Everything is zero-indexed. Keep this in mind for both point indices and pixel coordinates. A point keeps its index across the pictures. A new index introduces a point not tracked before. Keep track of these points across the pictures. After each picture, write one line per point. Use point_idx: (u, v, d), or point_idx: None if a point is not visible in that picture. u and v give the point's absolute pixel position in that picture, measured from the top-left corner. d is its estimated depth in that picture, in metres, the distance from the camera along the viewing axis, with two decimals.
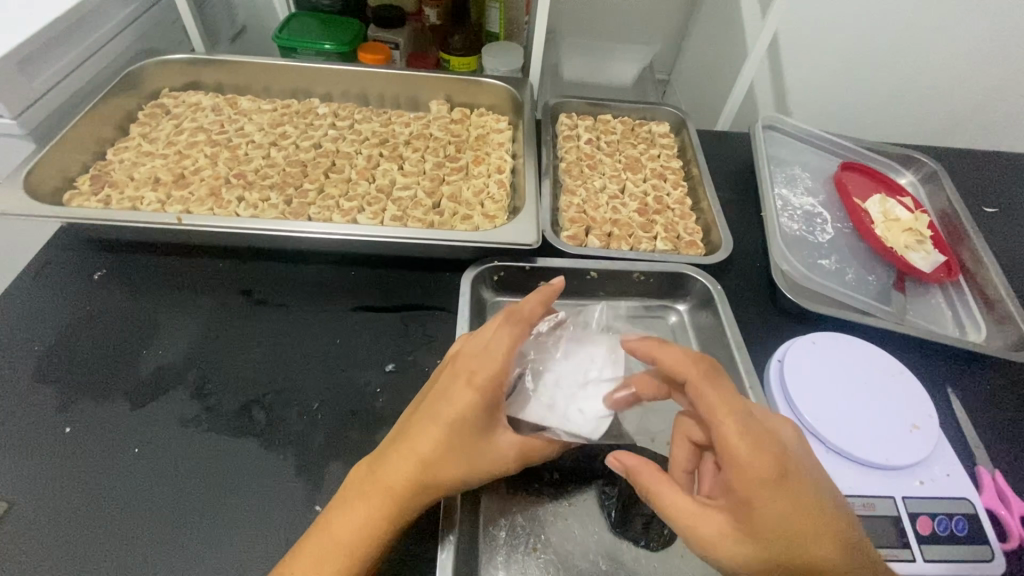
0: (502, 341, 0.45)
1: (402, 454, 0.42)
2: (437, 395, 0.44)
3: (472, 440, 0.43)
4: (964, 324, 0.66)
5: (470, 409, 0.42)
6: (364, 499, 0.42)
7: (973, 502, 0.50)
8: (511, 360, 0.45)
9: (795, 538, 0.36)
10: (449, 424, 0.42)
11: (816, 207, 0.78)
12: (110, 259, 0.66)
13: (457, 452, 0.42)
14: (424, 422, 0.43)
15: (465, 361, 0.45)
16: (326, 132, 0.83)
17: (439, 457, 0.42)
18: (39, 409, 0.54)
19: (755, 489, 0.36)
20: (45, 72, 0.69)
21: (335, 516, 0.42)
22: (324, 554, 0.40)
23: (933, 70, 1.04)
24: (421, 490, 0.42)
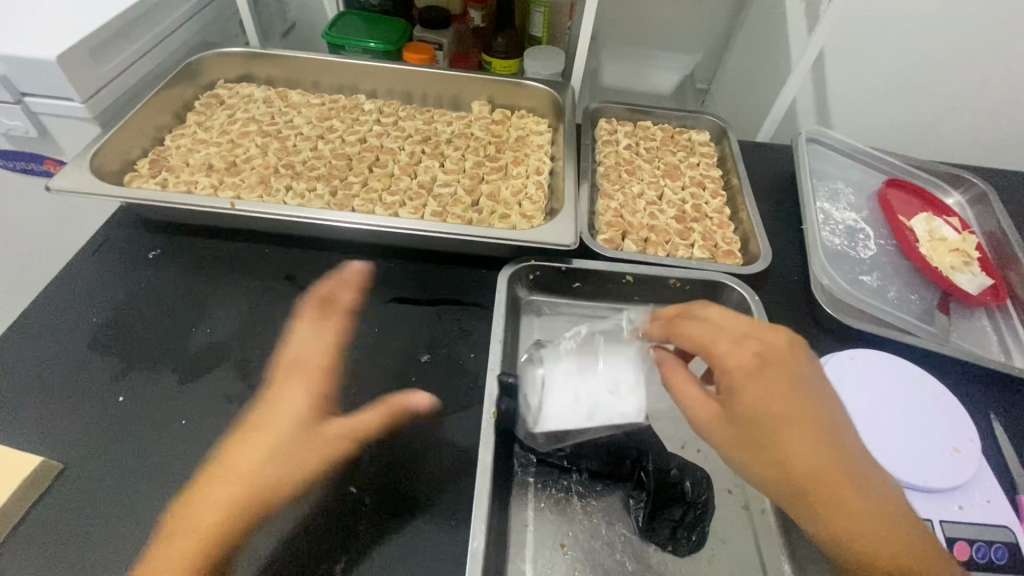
0: (422, 394, 0.55)
1: (251, 442, 0.48)
2: (273, 395, 0.52)
3: (294, 422, 0.49)
4: (1009, 348, 0.64)
5: (303, 399, 0.51)
6: (216, 483, 0.46)
7: (1013, 530, 0.49)
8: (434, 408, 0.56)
9: (776, 415, 0.39)
10: (283, 412, 0.50)
11: (858, 223, 0.76)
12: (164, 240, 0.69)
13: (271, 433, 0.48)
14: (262, 414, 0.51)
15: (289, 367, 0.54)
16: (371, 128, 0.85)
17: (265, 440, 0.48)
18: (95, 378, 0.56)
19: (740, 371, 0.41)
20: (112, 60, 0.73)
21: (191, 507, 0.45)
22: (186, 539, 0.43)
23: (986, 90, 1.01)
24: (256, 472, 0.46)
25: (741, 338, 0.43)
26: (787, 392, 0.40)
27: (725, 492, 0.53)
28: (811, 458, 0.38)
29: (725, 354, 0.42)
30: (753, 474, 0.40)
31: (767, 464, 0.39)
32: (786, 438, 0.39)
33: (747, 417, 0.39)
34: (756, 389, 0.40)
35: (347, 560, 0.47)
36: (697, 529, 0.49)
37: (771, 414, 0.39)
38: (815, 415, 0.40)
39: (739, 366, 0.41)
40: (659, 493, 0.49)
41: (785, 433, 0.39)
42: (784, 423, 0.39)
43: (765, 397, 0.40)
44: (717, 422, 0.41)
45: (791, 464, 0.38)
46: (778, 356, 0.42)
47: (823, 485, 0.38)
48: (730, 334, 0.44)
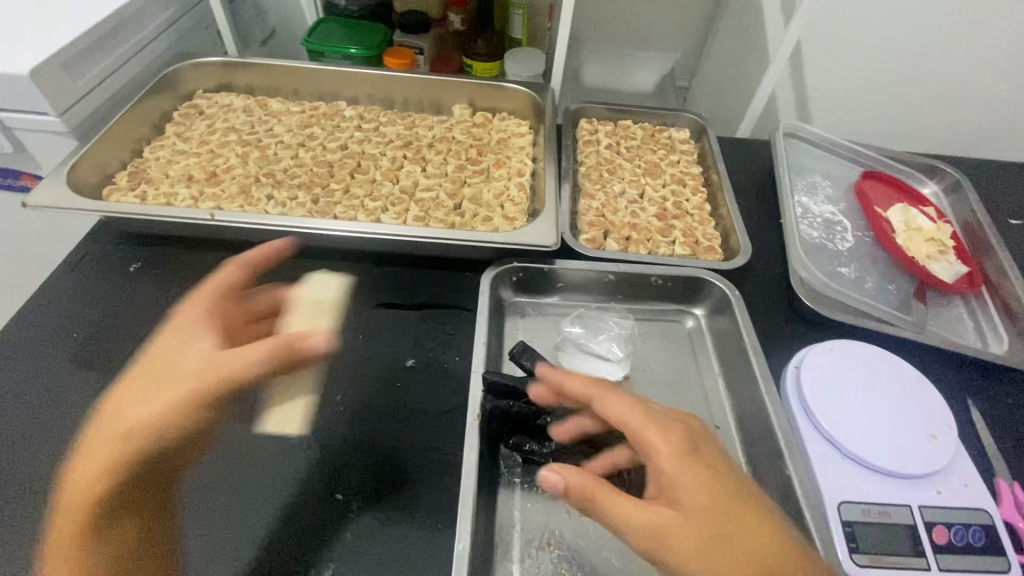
0: (146, 390, 0.43)
1: (112, 430, 0.42)
2: (159, 358, 0.44)
3: (180, 408, 0.42)
4: (985, 335, 0.66)
5: (186, 384, 0.42)
6: (93, 460, 0.41)
7: (990, 513, 0.50)
8: (192, 382, 0.42)
9: (715, 508, 0.40)
10: (162, 396, 0.42)
11: (836, 215, 0.77)
12: (144, 252, 0.69)
13: (168, 416, 0.41)
14: (133, 391, 0.43)
15: (140, 378, 0.43)
16: (352, 134, 0.85)
17: (145, 426, 0.41)
18: (78, 393, 0.56)
19: (675, 466, 0.41)
20: (87, 74, 0.72)
21: (123, 415, 0.42)
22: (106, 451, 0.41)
23: (960, 79, 1.03)
24: (131, 451, 0.41)
25: (688, 447, 0.42)
26: (718, 484, 0.41)
27: None
28: (768, 569, 0.39)
29: (674, 467, 0.41)
30: None
31: (732, 568, 0.38)
32: (738, 548, 0.39)
33: (696, 535, 0.39)
34: (705, 500, 0.40)
35: (334, 566, 0.47)
36: None
37: (710, 510, 0.40)
38: (746, 498, 0.42)
39: (669, 452, 0.42)
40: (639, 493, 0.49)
41: (736, 544, 0.39)
42: (735, 534, 0.39)
43: (703, 487, 0.40)
44: (675, 531, 0.39)
45: (755, 555, 0.39)
46: (711, 463, 0.43)
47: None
48: (668, 436, 0.43)
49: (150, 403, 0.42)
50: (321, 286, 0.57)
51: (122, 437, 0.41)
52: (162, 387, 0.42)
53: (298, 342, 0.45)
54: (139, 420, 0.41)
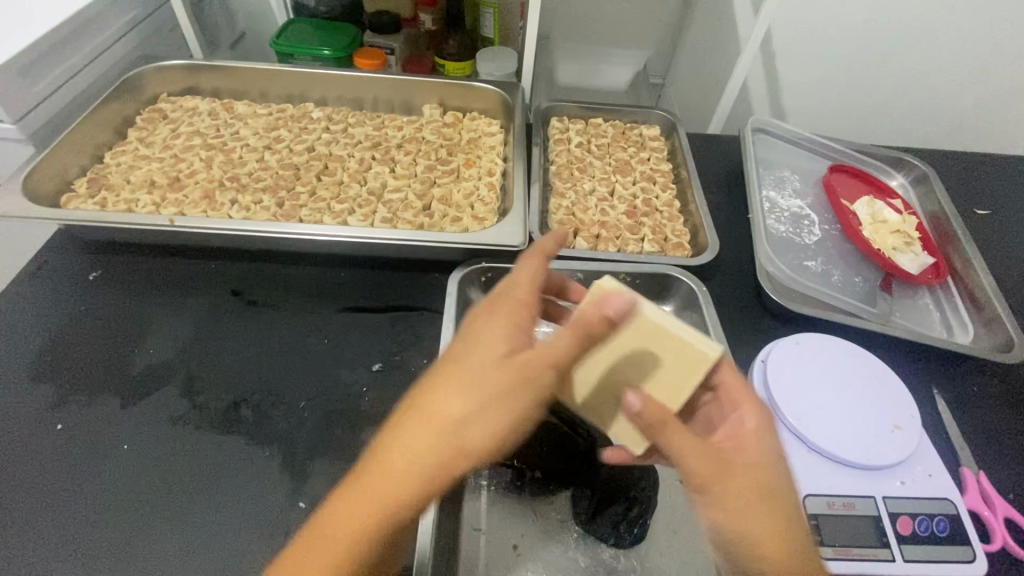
0: (450, 407, 0.34)
1: (385, 459, 0.34)
2: (432, 380, 0.36)
3: (465, 442, 0.34)
4: (951, 325, 0.66)
5: (486, 405, 0.34)
6: (357, 506, 0.34)
7: (955, 503, 0.50)
8: (466, 429, 0.34)
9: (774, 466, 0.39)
10: (447, 442, 0.34)
11: (804, 209, 0.78)
12: (104, 260, 0.67)
13: (478, 425, 0.34)
14: (417, 417, 0.35)
15: (410, 416, 0.35)
16: (320, 136, 0.84)
17: (457, 429, 0.34)
18: (33, 407, 0.55)
19: (762, 419, 0.41)
20: (43, 79, 0.70)
21: (373, 472, 0.34)
22: (354, 508, 0.34)
23: (928, 70, 1.05)
24: (424, 490, 0.34)
25: (773, 425, 0.41)
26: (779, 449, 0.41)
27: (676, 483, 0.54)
28: (800, 538, 0.37)
29: (762, 436, 0.40)
30: (749, 520, 0.36)
31: (766, 513, 0.37)
32: (787, 514, 0.37)
33: (746, 484, 0.37)
34: (778, 467, 0.39)
35: None
36: (641, 523, 0.48)
37: (774, 466, 0.39)
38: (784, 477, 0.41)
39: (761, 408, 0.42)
40: (609, 485, 0.49)
41: (787, 511, 0.37)
42: (788, 503, 0.38)
43: (774, 446, 0.40)
44: (736, 471, 0.37)
45: (786, 517, 0.37)
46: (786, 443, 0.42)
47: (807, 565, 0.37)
48: (761, 416, 0.41)
49: (490, 415, 0.34)
50: (634, 326, 0.42)
51: (475, 452, 0.34)
52: (484, 387, 0.34)
53: (504, 321, 0.37)
54: (484, 431, 0.34)
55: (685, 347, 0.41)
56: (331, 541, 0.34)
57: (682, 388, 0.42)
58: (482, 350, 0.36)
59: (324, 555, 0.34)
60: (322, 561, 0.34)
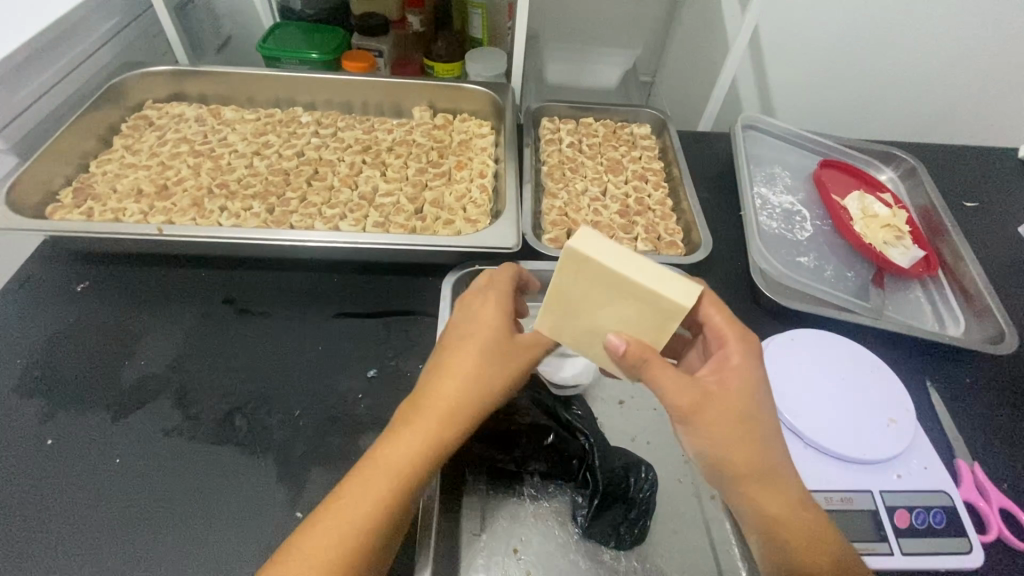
0: (474, 356, 0.42)
1: (433, 394, 0.42)
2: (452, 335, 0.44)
3: (481, 383, 0.42)
4: (942, 318, 0.67)
5: (475, 358, 0.42)
6: (401, 432, 0.40)
7: (950, 495, 0.51)
8: (487, 371, 0.42)
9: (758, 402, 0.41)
10: (466, 376, 0.42)
11: (795, 206, 0.78)
12: (91, 272, 0.66)
13: (492, 369, 0.42)
14: (447, 365, 0.43)
15: (440, 363, 0.43)
16: (309, 140, 0.84)
17: (479, 372, 0.42)
18: (22, 421, 0.54)
19: (744, 357, 0.43)
20: (25, 88, 0.69)
21: (414, 408, 0.41)
22: (389, 447, 0.40)
23: (915, 64, 1.05)
24: (453, 421, 0.41)
25: (758, 351, 0.43)
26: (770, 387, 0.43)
27: (675, 482, 0.54)
28: (776, 452, 0.41)
29: (743, 365, 0.42)
30: (729, 454, 0.40)
31: (745, 448, 0.40)
32: (765, 430, 0.41)
33: (724, 418, 0.40)
34: (759, 391, 0.42)
35: None
36: (641, 522, 0.49)
37: (756, 400, 0.41)
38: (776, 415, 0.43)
39: (745, 345, 0.43)
40: (609, 492, 0.49)
41: (764, 430, 0.41)
42: (766, 422, 0.41)
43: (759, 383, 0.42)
44: (717, 404, 0.41)
45: (767, 450, 0.41)
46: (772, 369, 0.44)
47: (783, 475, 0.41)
48: (747, 347, 0.43)
49: (491, 375, 0.42)
50: (590, 267, 0.39)
51: (476, 406, 0.41)
52: (489, 349, 0.43)
53: (500, 296, 0.46)
54: (488, 388, 0.42)
55: (655, 297, 0.38)
56: (359, 488, 0.39)
57: (656, 324, 0.40)
58: (478, 320, 0.44)
59: (361, 503, 0.38)
60: (357, 512, 0.38)
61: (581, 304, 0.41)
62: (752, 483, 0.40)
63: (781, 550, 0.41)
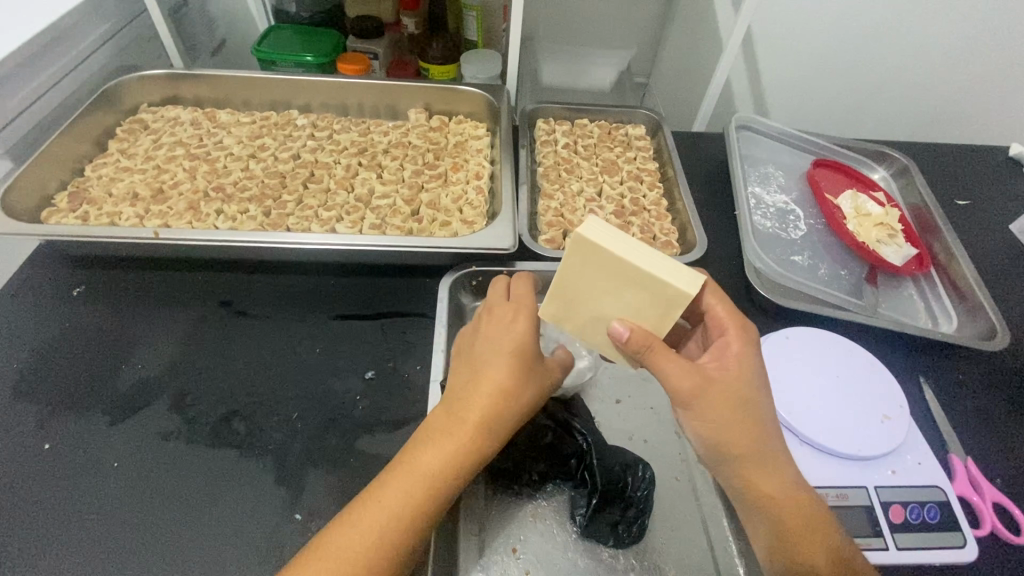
0: (507, 369, 0.43)
1: (465, 407, 0.42)
2: (483, 347, 0.45)
3: (514, 398, 0.42)
4: (935, 315, 0.68)
5: (508, 371, 0.43)
6: (435, 443, 0.41)
7: (944, 489, 0.51)
8: (521, 386, 0.43)
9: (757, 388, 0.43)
10: (500, 390, 0.42)
11: (789, 205, 0.79)
12: (87, 276, 0.66)
13: (524, 384, 0.43)
14: (479, 377, 0.43)
15: (472, 375, 0.43)
16: (305, 143, 0.84)
17: (513, 385, 0.43)
18: (19, 426, 0.54)
19: (744, 346, 0.44)
20: (20, 92, 0.69)
21: (446, 421, 0.42)
22: (423, 459, 0.41)
23: (906, 64, 1.07)
24: (486, 434, 0.41)
25: (755, 340, 0.45)
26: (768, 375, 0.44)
27: (673, 481, 0.54)
28: (770, 434, 0.43)
29: (743, 352, 0.44)
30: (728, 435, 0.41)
31: (743, 431, 0.42)
32: (763, 414, 0.42)
33: (725, 400, 0.42)
34: (756, 377, 0.43)
35: None
36: (639, 521, 0.49)
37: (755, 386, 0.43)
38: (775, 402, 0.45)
39: (745, 333, 0.45)
40: (608, 492, 0.49)
41: (763, 414, 0.43)
42: (763, 406, 0.43)
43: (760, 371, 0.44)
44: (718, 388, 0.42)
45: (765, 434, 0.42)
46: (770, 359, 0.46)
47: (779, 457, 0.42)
48: (746, 336, 0.45)
49: (523, 388, 0.43)
50: (591, 252, 0.41)
51: (508, 417, 0.42)
52: (522, 362, 0.44)
53: (533, 309, 0.47)
54: (519, 402, 0.43)
55: (657, 282, 0.40)
56: (395, 490, 0.40)
57: (659, 311, 0.42)
58: (510, 332, 0.45)
59: (395, 505, 0.39)
60: (390, 513, 0.39)
61: (588, 292, 0.44)
62: (749, 465, 0.42)
63: (778, 534, 0.42)
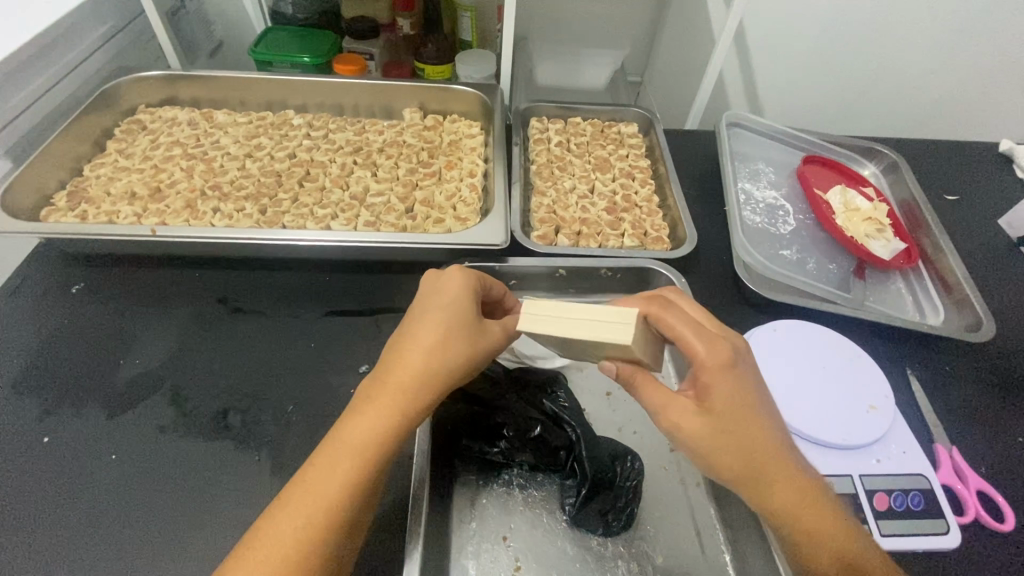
0: (431, 331, 0.43)
1: (393, 373, 0.42)
2: (412, 314, 0.46)
3: (440, 357, 0.43)
4: (922, 308, 0.68)
5: (434, 333, 0.43)
6: (363, 412, 0.41)
7: (928, 478, 0.52)
8: (448, 344, 0.43)
9: (741, 406, 0.41)
10: (424, 352, 0.43)
11: (779, 200, 0.80)
12: (86, 273, 0.67)
13: (452, 342, 0.43)
14: (406, 342, 0.44)
15: (400, 342, 0.44)
16: (301, 142, 0.85)
17: (438, 345, 0.43)
18: (18, 421, 0.55)
19: (712, 367, 0.42)
20: (20, 93, 0.70)
21: (374, 389, 0.42)
22: (351, 430, 0.41)
23: (897, 62, 1.08)
24: (414, 396, 0.42)
25: (730, 359, 0.43)
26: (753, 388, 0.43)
27: (661, 471, 0.55)
28: (766, 447, 0.41)
29: (718, 378, 0.42)
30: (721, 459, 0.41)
31: (733, 453, 0.40)
32: (753, 434, 0.41)
33: (707, 428, 0.41)
34: (740, 401, 0.42)
35: None
36: (628, 510, 0.51)
37: (735, 405, 0.41)
38: (768, 411, 0.43)
39: (710, 352, 0.43)
40: (597, 481, 0.51)
41: (752, 430, 0.41)
42: (756, 426, 0.41)
43: (736, 387, 0.42)
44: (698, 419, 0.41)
45: (756, 448, 0.41)
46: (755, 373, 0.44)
47: (782, 473, 0.41)
48: (714, 354, 0.43)
49: (450, 348, 0.43)
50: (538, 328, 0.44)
51: (433, 378, 0.42)
52: (449, 321, 0.44)
53: (464, 272, 0.47)
54: (446, 362, 0.43)
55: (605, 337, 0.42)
56: (324, 466, 0.40)
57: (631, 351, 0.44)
58: (438, 295, 0.45)
59: (326, 481, 0.39)
60: (320, 490, 0.39)
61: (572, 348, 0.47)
62: (750, 484, 0.41)
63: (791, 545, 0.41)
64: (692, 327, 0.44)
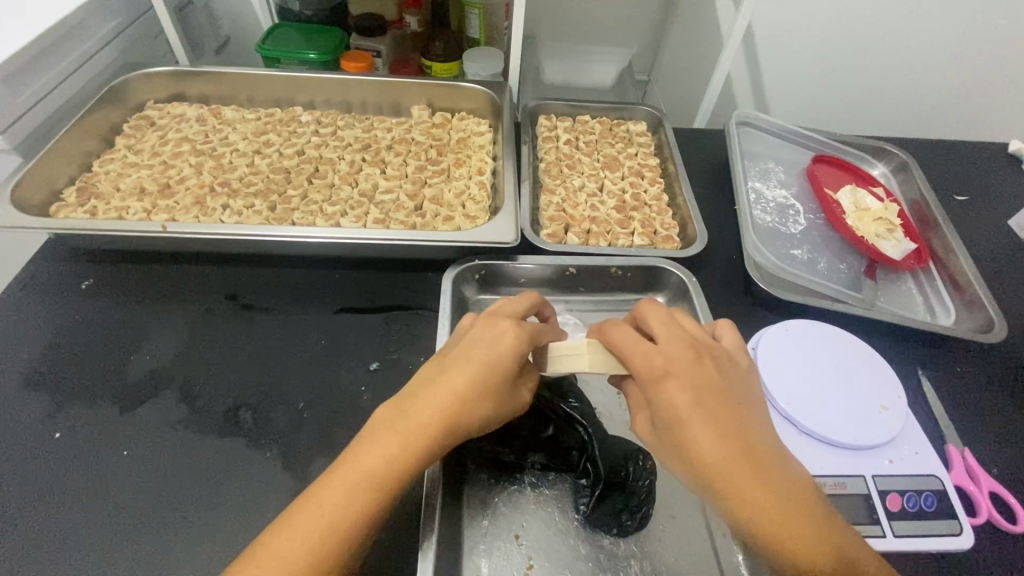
0: (463, 376, 0.43)
1: (415, 412, 0.43)
2: (448, 357, 0.46)
3: (466, 409, 0.43)
4: (933, 308, 0.68)
5: (467, 380, 0.43)
6: (381, 444, 0.42)
7: (941, 479, 0.52)
8: (476, 400, 0.43)
9: (682, 417, 0.41)
10: (453, 398, 0.43)
11: (789, 199, 0.80)
12: (96, 269, 0.67)
13: (481, 394, 0.43)
14: (435, 384, 0.44)
15: (428, 380, 0.44)
16: (309, 139, 0.84)
17: (467, 394, 0.43)
18: (29, 417, 0.55)
19: (652, 380, 0.43)
20: (29, 88, 0.70)
21: (395, 424, 0.42)
22: (363, 460, 0.41)
23: (907, 61, 1.07)
24: (432, 440, 0.42)
25: (665, 371, 0.43)
26: (702, 398, 0.42)
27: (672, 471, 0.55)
28: (715, 458, 0.40)
29: (656, 391, 0.42)
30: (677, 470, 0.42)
31: (682, 464, 0.41)
32: (700, 444, 0.40)
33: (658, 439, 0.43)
34: (680, 412, 0.41)
35: None
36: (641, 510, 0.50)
37: (675, 417, 0.41)
38: (723, 419, 0.41)
39: (643, 365, 0.44)
40: (610, 481, 0.51)
41: (698, 440, 0.40)
42: (702, 434, 0.40)
43: (677, 399, 0.42)
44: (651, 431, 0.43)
45: (700, 459, 0.40)
46: (710, 376, 0.43)
47: (738, 483, 0.39)
48: (651, 369, 0.43)
49: (475, 402, 0.43)
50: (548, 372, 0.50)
51: (451, 428, 0.42)
52: (485, 376, 0.44)
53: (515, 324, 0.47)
54: (468, 415, 0.43)
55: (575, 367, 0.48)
56: (336, 489, 0.40)
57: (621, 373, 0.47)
58: (487, 344, 0.45)
59: (329, 507, 0.39)
60: (326, 514, 0.39)
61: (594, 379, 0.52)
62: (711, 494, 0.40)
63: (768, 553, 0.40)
64: (635, 343, 0.45)
